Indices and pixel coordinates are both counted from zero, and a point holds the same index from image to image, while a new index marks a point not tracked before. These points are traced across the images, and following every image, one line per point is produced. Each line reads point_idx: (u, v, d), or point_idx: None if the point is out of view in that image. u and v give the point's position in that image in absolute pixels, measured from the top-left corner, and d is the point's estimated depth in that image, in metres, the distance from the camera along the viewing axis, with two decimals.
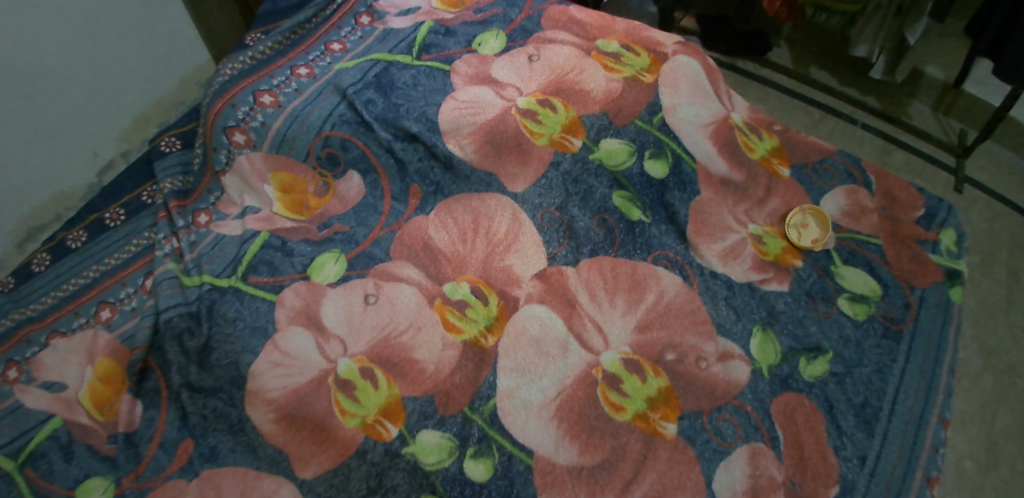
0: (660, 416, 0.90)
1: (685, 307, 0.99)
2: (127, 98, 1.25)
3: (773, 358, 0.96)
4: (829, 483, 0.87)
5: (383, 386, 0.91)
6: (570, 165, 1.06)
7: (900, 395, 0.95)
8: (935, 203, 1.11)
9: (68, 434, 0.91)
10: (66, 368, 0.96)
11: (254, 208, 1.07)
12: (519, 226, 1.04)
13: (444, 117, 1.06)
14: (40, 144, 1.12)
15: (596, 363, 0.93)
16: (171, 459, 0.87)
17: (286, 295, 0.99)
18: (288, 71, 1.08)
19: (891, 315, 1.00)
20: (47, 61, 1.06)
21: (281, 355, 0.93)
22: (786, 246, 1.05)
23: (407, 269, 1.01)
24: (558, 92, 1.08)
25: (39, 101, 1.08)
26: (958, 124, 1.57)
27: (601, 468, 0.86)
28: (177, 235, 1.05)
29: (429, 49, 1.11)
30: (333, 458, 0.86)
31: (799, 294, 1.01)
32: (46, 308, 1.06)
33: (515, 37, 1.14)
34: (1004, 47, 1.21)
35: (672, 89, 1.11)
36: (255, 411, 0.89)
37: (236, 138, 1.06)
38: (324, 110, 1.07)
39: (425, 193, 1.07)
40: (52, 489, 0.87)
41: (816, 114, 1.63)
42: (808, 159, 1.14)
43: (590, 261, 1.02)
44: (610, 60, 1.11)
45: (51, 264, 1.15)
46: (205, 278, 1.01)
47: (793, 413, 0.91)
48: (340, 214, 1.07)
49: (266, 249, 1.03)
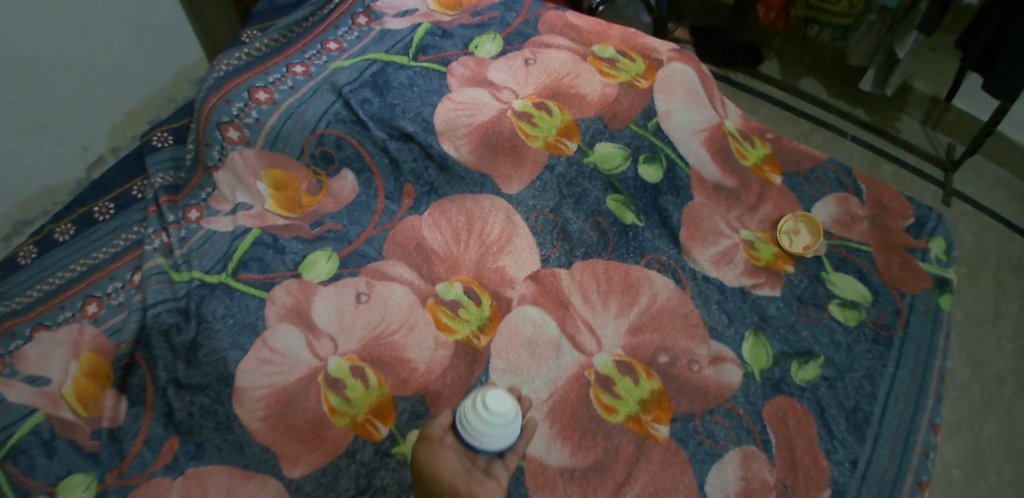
0: (652, 418, 0.90)
1: (678, 310, 0.99)
2: (120, 94, 1.24)
3: (765, 362, 0.96)
4: (821, 487, 0.87)
5: (373, 385, 0.90)
6: (565, 167, 1.06)
7: (891, 400, 0.95)
8: (924, 212, 1.12)
9: (50, 429, 0.89)
10: (50, 361, 0.95)
11: (245, 205, 1.06)
12: (513, 227, 1.04)
13: (439, 117, 1.06)
14: (30, 136, 1.11)
15: (588, 365, 0.93)
16: (156, 456, 0.86)
17: (277, 292, 0.98)
18: (284, 68, 1.07)
19: (881, 321, 1.01)
20: (38, 54, 1.05)
21: (270, 352, 0.92)
22: (778, 252, 1.06)
23: (400, 269, 1.01)
24: (554, 95, 1.09)
25: (32, 93, 1.07)
26: (947, 138, 1.59)
27: (593, 469, 0.85)
28: (167, 231, 1.05)
29: (425, 50, 1.12)
30: (321, 458, 0.85)
31: (791, 299, 1.02)
32: (32, 301, 1.05)
33: (512, 40, 1.15)
34: (995, 56, 1.21)
35: (667, 95, 1.12)
36: (243, 409, 0.88)
37: (230, 134, 1.05)
38: (319, 108, 1.06)
39: (420, 193, 1.07)
40: (32, 486, 0.85)
41: (806, 126, 1.65)
42: (800, 167, 1.15)
43: (584, 263, 1.02)
44: (605, 65, 1.12)
45: (39, 257, 1.14)
46: (195, 273, 1.00)
47: (785, 417, 0.91)
48: (333, 212, 1.07)
49: (257, 246, 1.02)
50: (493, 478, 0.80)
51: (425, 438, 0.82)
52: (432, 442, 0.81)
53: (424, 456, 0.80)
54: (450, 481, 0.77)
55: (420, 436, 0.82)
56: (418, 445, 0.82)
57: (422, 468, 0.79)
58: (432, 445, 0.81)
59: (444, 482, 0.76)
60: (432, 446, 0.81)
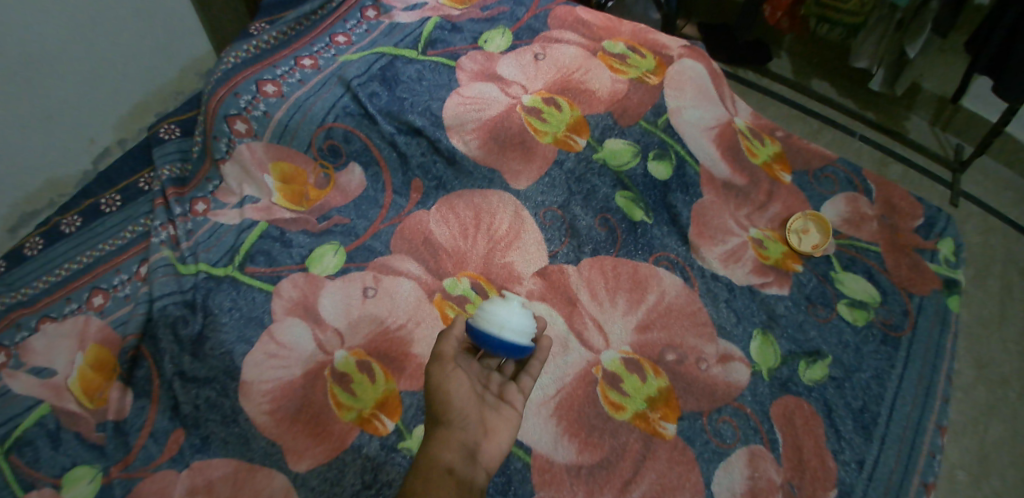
0: (659, 416, 0.89)
1: (686, 308, 0.98)
2: (127, 86, 1.24)
3: (772, 361, 0.95)
4: (827, 487, 0.87)
5: (380, 379, 0.90)
6: (574, 163, 1.06)
7: (898, 401, 0.94)
8: (934, 212, 1.11)
9: (56, 421, 0.89)
10: (55, 353, 0.94)
11: (252, 198, 1.06)
12: (520, 223, 1.03)
13: (448, 112, 1.06)
14: (37, 128, 1.11)
15: (596, 362, 0.93)
16: (161, 449, 0.86)
17: (284, 285, 0.98)
18: (292, 61, 1.07)
19: (890, 322, 1.00)
20: (45, 44, 1.05)
21: (276, 346, 0.92)
22: (786, 251, 1.05)
23: (407, 263, 1.00)
24: (563, 91, 1.08)
25: (40, 84, 1.07)
26: (955, 139, 1.58)
27: (600, 467, 0.85)
28: (173, 223, 1.05)
29: (434, 44, 1.11)
30: (326, 453, 0.85)
31: (799, 299, 1.01)
32: (38, 292, 1.04)
33: (522, 35, 1.14)
34: (1005, 62, 1.20)
35: (677, 92, 1.11)
36: (248, 402, 0.88)
37: (237, 126, 1.04)
38: (327, 101, 1.06)
39: (427, 188, 1.07)
40: (37, 478, 0.85)
41: (814, 125, 1.64)
42: (810, 166, 1.14)
43: (592, 260, 1.01)
44: (615, 61, 1.12)
45: (44, 248, 1.13)
46: (201, 266, 1.00)
47: (792, 416, 0.91)
48: (340, 206, 1.06)
49: (264, 239, 1.02)
50: (506, 403, 0.77)
51: (437, 357, 0.75)
52: (445, 363, 0.74)
53: (437, 377, 0.73)
54: (465, 405, 0.71)
55: (432, 355, 0.75)
56: (430, 364, 0.75)
57: (435, 391, 0.72)
58: (446, 366, 0.74)
59: (460, 406, 0.71)
60: (444, 367, 0.74)
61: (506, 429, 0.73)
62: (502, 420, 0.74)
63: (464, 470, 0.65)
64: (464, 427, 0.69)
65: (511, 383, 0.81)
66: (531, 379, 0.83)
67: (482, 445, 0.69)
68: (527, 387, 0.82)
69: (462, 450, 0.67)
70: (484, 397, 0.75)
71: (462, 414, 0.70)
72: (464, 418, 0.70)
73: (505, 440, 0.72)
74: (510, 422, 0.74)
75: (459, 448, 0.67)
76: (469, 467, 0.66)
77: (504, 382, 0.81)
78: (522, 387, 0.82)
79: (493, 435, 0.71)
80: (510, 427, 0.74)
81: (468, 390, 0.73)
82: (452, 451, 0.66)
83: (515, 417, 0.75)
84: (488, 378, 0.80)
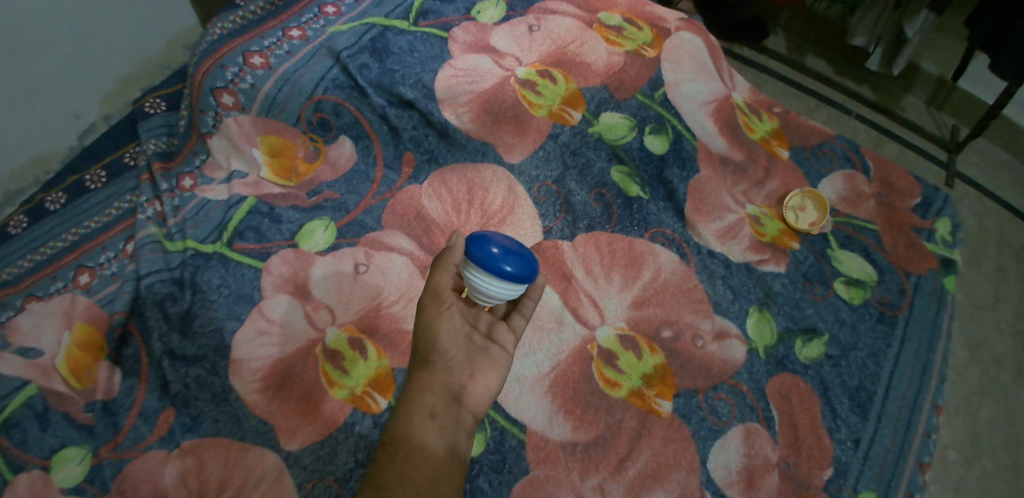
0: (655, 393, 0.89)
1: (682, 285, 0.97)
2: (113, 60, 1.20)
3: (769, 338, 0.94)
4: (823, 465, 0.87)
5: (372, 357, 0.89)
6: (569, 137, 1.04)
7: (894, 380, 0.94)
8: (931, 191, 1.10)
9: (44, 402, 0.87)
10: (42, 333, 0.92)
11: (241, 173, 1.03)
12: (515, 198, 1.02)
13: (440, 84, 1.04)
14: (20, 103, 1.08)
15: (591, 339, 0.92)
16: (151, 429, 0.85)
17: (273, 262, 0.96)
18: (280, 32, 1.02)
19: (887, 300, 0.99)
20: (25, 17, 1.01)
21: (266, 323, 0.90)
22: (783, 228, 1.04)
23: (399, 239, 0.99)
24: (558, 63, 1.06)
25: (22, 58, 1.04)
26: (952, 119, 1.55)
27: (595, 444, 0.84)
28: (160, 199, 1.02)
29: (426, 15, 1.07)
30: (320, 431, 0.84)
31: (795, 276, 1.00)
32: (23, 271, 1.02)
33: (515, 6, 1.11)
34: (1000, 42, 1.19)
35: (674, 65, 1.09)
36: (239, 380, 0.86)
37: (224, 99, 1.01)
38: (316, 73, 1.03)
39: (420, 162, 1.05)
40: (26, 459, 0.84)
41: (811, 103, 1.61)
42: (808, 142, 1.13)
43: (587, 236, 1.00)
44: (612, 33, 1.09)
45: (29, 226, 1.11)
46: (189, 243, 0.98)
47: (789, 394, 0.91)
48: (331, 181, 1.04)
49: (253, 215, 0.99)
50: (496, 343, 0.78)
51: (432, 293, 0.73)
52: (440, 300, 0.72)
53: (427, 315, 0.72)
54: (453, 347, 0.72)
55: (427, 288, 0.73)
56: (422, 299, 0.73)
57: (425, 331, 0.72)
58: (439, 306, 0.72)
59: (448, 348, 0.71)
60: (438, 306, 0.72)
61: (495, 371, 0.75)
62: (490, 362, 0.75)
63: (447, 413, 0.68)
64: (449, 370, 0.71)
65: (501, 322, 0.81)
66: (521, 319, 0.83)
67: (468, 389, 0.71)
68: (518, 328, 0.83)
69: (446, 395, 0.69)
70: (474, 338, 0.76)
71: (448, 357, 0.71)
72: (450, 361, 0.71)
73: (493, 383, 0.74)
74: (500, 364, 0.76)
75: (443, 392, 0.69)
76: (454, 411, 0.69)
77: (493, 321, 0.81)
78: (513, 326, 0.82)
79: (481, 377, 0.73)
80: (499, 369, 0.75)
81: (458, 329, 0.73)
82: (434, 395, 0.68)
83: (505, 359, 0.77)
84: (477, 316, 0.81)
